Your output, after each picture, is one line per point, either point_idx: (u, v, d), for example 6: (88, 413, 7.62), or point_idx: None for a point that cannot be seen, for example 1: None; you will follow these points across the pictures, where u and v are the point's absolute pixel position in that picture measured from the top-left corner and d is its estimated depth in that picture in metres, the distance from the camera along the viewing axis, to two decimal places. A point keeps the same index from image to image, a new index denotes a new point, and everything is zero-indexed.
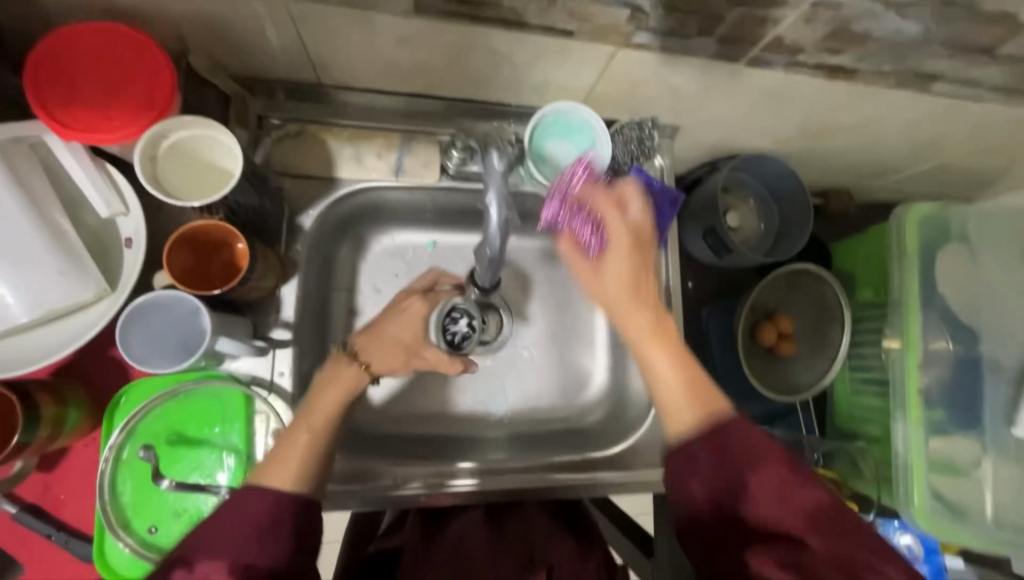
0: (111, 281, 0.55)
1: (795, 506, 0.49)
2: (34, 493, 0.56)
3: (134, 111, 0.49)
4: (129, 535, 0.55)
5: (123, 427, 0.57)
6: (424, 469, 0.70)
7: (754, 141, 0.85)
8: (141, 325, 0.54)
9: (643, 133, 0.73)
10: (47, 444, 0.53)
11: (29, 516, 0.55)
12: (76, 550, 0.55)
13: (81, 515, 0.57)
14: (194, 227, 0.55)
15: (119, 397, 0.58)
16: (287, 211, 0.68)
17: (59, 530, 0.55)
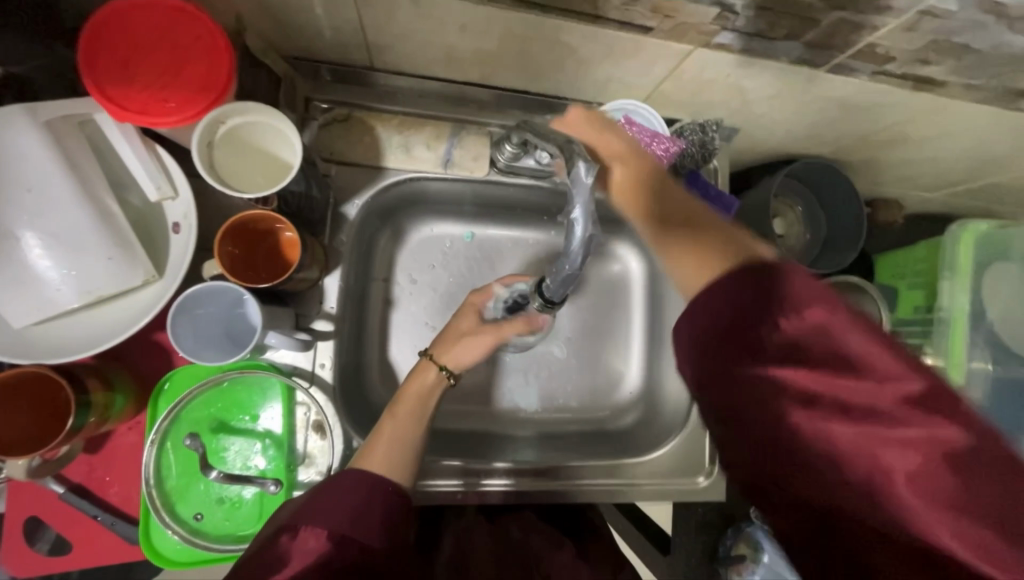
0: (158, 266, 0.54)
1: (834, 339, 0.35)
2: (81, 474, 0.56)
3: (189, 95, 0.46)
4: (174, 521, 0.55)
5: (168, 413, 0.56)
6: (458, 466, 0.69)
7: (812, 148, 0.81)
8: (192, 314, 0.53)
9: (705, 135, 0.70)
10: (96, 428, 0.53)
11: (75, 496, 0.55)
12: (122, 532, 0.56)
13: (125, 498, 0.57)
14: (246, 215, 0.54)
15: (163, 383, 0.57)
16: (332, 199, 0.66)
17: (105, 512, 0.56)
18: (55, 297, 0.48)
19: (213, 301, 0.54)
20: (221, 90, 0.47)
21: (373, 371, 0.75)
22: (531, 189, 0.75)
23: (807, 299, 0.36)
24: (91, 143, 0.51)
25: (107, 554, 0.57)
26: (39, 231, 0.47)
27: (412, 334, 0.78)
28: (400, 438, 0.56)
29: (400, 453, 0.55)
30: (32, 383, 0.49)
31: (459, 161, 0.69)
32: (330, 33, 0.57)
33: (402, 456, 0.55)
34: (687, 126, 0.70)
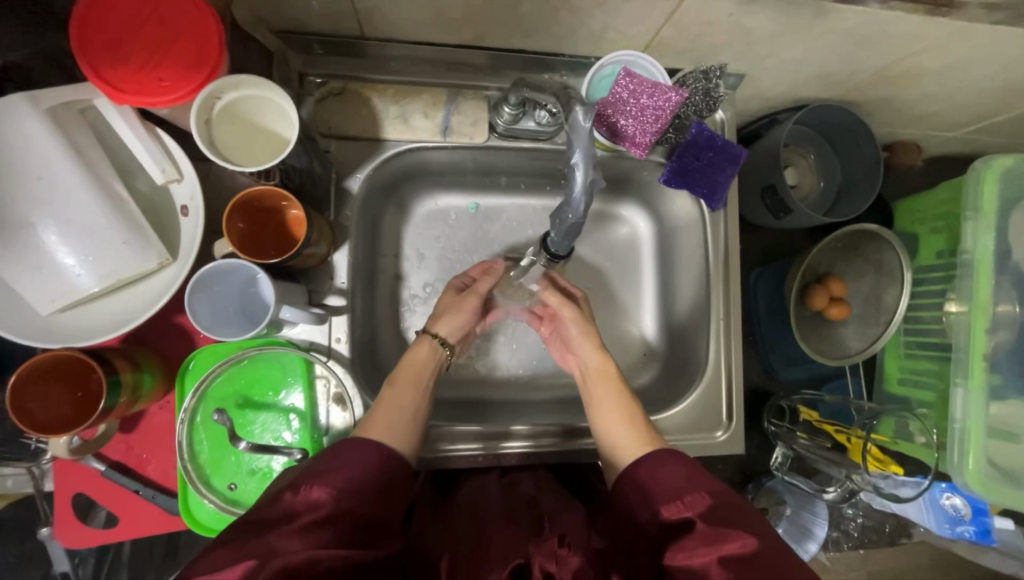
0: (171, 250, 0.55)
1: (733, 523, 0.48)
2: (119, 453, 0.59)
3: (183, 72, 0.47)
4: (210, 492, 0.58)
5: (195, 391, 0.59)
6: (477, 430, 0.70)
7: (823, 91, 0.78)
8: (209, 294, 0.55)
9: (709, 83, 0.68)
10: (128, 408, 0.55)
11: (116, 473, 0.58)
12: (162, 504, 0.59)
13: (162, 473, 0.60)
14: (251, 192, 0.54)
15: (187, 362, 0.60)
16: (335, 175, 0.66)
17: (145, 487, 0.59)
18: (78, 284, 0.50)
19: (231, 280, 0.56)
20: (212, 66, 0.47)
21: (388, 345, 0.76)
22: (531, 153, 0.74)
23: (699, 486, 0.52)
24: (96, 132, 0.52)
25: (151, 525, 0.60)
26: (56, 220, 0.49)
27: (424, 306, 0.79)
28: (399, 409, 0.58)
29: (399, 421, 0.57)
30: (65, 369, 0.52)
31: (458, 129, 0.68)
32: (318, 4, 0.56)
33: (401, 423, 0.57)
34: (689, 74, 0.68)
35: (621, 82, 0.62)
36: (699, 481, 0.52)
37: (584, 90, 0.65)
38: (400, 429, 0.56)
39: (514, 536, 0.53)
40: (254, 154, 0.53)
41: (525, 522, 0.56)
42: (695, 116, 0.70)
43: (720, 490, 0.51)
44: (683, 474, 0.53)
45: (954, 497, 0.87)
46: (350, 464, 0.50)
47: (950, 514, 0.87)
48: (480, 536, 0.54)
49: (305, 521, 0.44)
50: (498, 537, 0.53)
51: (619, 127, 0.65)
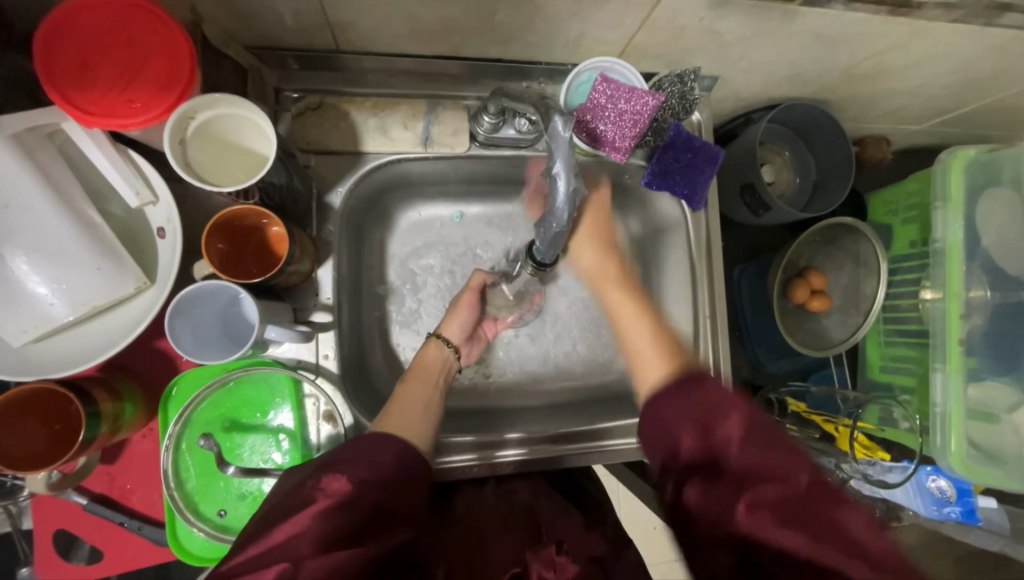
0: (149, 273, 0.54)
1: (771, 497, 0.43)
2: (101, 485, 0.57)
3: (153, 93, 0.46)
4: (199, 520, 0.57)
5: (179, 417, 0.57)
6: (473, 439, 0.70)
7: (794, 90, 0.80)
8: (189, 318, 0.53)
9: (685, 86, 0.68)
10: (109, 438, 0.54)
11: (100, 506, 0.56)
12: (149, 535, 0.57)
13: (148, 503, 0.58)
14: (230, 212, 0.53)
15: (170, 388, 0.58)
16: (315, 190, 0.66)
17: (130, 518, 0.57)
18: (52, 313, 0.49)
19: (213, 302, 0.55)
20: (185, 87, 0.46)
21: (377, 359, 0.75)
22: (513, 161, 0.74)
23: (727, 415, 0.47)
24: (65, 156, 0.50)
25: (139, 558, 0.58)
26: (24, 248, 0.47)
27: (412, 318, 0.78)
28: (415, 405, 0.61)
29: (417, 414, 0.61)
30: (40, 400, 0.50)
31: (439, 139, 0.68)
32: (292, 19, 0.55)
33: (419, 414, 0.61)
34: (665, 77, 0.69)
35: (598, 87, 0.63)
36: (753, 423, 0.47)
37: (562, 98, 0.65)
38: (410, 426, 0.59)
39: (509, 550, 0.55)
40: (233, 173, 0.52)
41: (520, 531, 0.57)
42: (672, 118, 0.71)
43: (772, 439, 0.46)
44: (747, 426, 0.46)
45: (939, 480, 0.89)
46: (368, 457, 0.51)
47: (936, 496, 0.89)
48: (473, 554, 0.55)
49: (322, 509, 0.45)
50: (496, 542, 0.56)
51: (599, 132, 0.66)
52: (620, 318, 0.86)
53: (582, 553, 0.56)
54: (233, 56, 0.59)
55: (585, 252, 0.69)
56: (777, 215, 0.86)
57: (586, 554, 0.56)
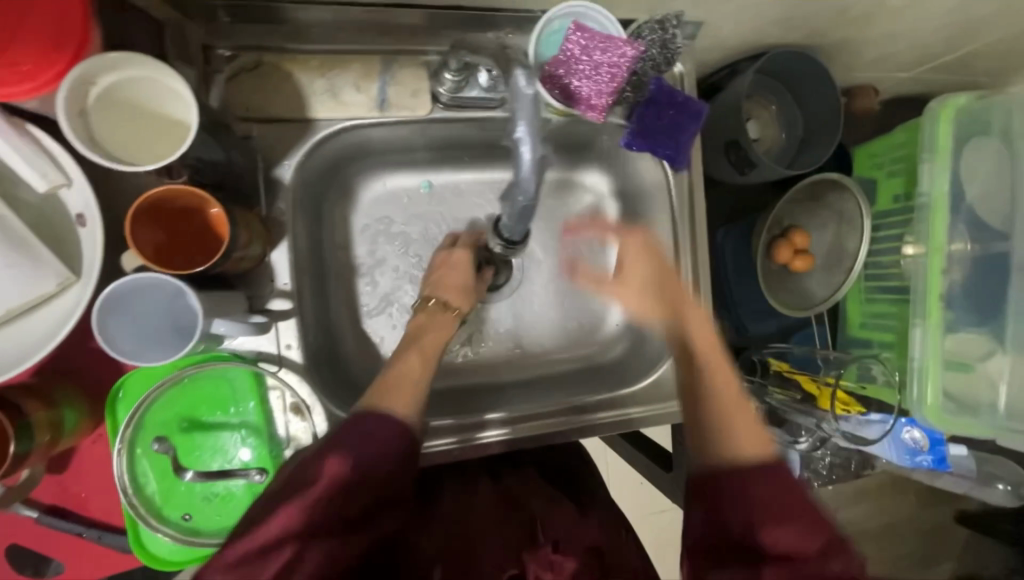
0: (73, 266, 0.48)
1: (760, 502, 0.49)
2: (53, 495, 0.55)
3: (38, 55, 0.38)
4: (163, 525, 0.54)
5: (128, 420, 0.53)
6: (453, 423, 0.67)
7: (782, 36, 0.75)
8: (122, 315, 0.47)
9: (665, 34, 0.63)
10: (52, 448, 0.51)
11: (53, 517, 0.54)
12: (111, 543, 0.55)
13: (107, 511, 0.55)
14: (159, 193, 0.47)
15: (115, 391, 0.54)
16: (260, 164, 0.59)
17: (89, 527, 0.55)
18: None
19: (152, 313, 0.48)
20: (77, 45, 0.39)
21: (348, 345, 0.71)
22: (484, 124, 0.68)
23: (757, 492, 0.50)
24: None
25: (104, 566, 0.57)
26: None
27: (382, 299, 0.73)
28: (413, 376, 0.55)
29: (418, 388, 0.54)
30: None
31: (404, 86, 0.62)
32: None
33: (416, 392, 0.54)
34: (644, 24, 0.63)
35: (572, 37, 0.57)
36: (761, 480, 0.50)
37: (532, 51, 0.58)
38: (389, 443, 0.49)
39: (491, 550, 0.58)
40: (150, 149, 0.45)
41: (514, 531, 0.60)
42: (655, 71, 0.66)
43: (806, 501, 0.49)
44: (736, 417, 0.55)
45: (914, 430, 0.91)
46: (368, 438, 0.48)
47: (910, 446, 0.91)
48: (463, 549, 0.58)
49: (314, 499, 0.45)
50: (490, 545, 0.58)
51: (573, 89, 0.60)
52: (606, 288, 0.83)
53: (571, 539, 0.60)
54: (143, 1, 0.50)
55: (640, 267, 0.66)
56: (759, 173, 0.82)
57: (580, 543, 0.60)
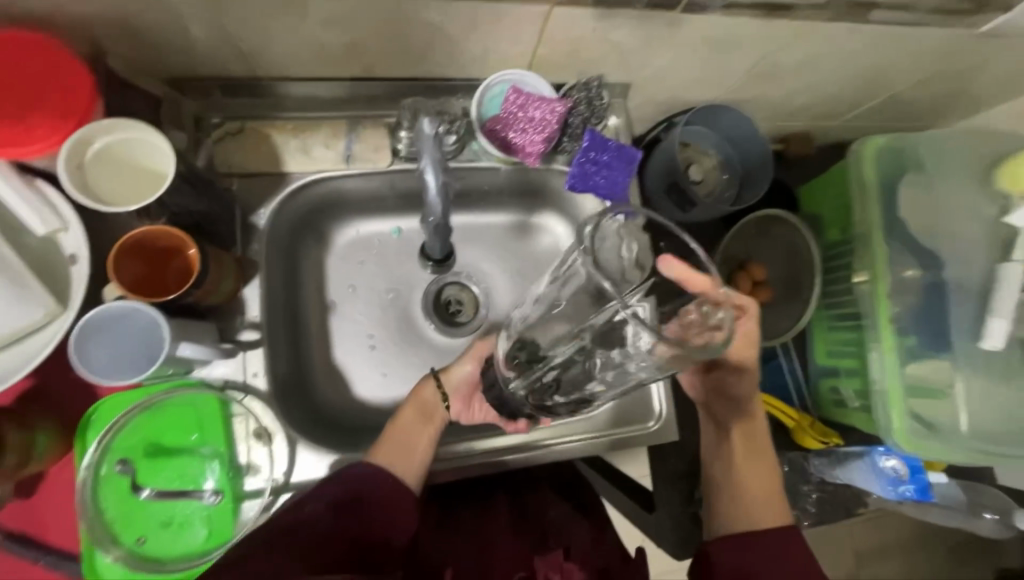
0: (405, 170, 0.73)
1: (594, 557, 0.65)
2: (15, 522, 0.55)
3: (69, 100, 0.48)
4: (116, 548, 0.55)
5: (97, 443, 0.56)
6: (521, 455, 0.70)
7: (939, 287, 0.82)
8: (100, 338, 0.53)
9: (591, 94, 0.71)
10: (202, 299, 0.58)
11: (12, 544, 0.54)
12: (64, 571, 0.55)
13: (66, 538, 0.56)
14: (139, 236, 0.54)
15: (90, 414, 0.57)
16: (529, 179, 0.80)
17: (46, 556, 0.55)
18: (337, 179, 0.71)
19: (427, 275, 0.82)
20: (83, 114, 0.48)
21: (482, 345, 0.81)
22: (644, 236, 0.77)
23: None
24: (353, 133, 0.70)
25: None
26: (341, 162, 0.70)
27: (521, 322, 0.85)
28: (417, 446, 0.61)
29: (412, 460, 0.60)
30: (201, 231, 0.60)
31: (602, 151, 0.72)
32: (564, 57, 0.68)
33: (411, 457, 0.61)
34: (574, 86, 0.72)
35: (523, 102, 0.67)
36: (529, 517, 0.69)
37: (500, 89, 0.69)
38: (406, 457, 0.60)
39: (521, 551, 0.62)
40: (123, 188, 0.52)
41: (530, 539, 0.65)
42: (585, 125, 0.73)
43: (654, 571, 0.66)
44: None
45: (891, 459, 0.90)
46: (356, 488, 0.56)
47: (903, 488, 0.89)
48: (483, 549, 0.62)
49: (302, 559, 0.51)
50: (573, 532, 0.68)
51: (509, 141, 0.69)
52: (655, 418, 0.73)
53: (586, 563, 0.64)
54: (521, 19, 0.59)
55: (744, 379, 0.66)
56: (885, 375, 0.82)
57: (593, 565, 0.64)
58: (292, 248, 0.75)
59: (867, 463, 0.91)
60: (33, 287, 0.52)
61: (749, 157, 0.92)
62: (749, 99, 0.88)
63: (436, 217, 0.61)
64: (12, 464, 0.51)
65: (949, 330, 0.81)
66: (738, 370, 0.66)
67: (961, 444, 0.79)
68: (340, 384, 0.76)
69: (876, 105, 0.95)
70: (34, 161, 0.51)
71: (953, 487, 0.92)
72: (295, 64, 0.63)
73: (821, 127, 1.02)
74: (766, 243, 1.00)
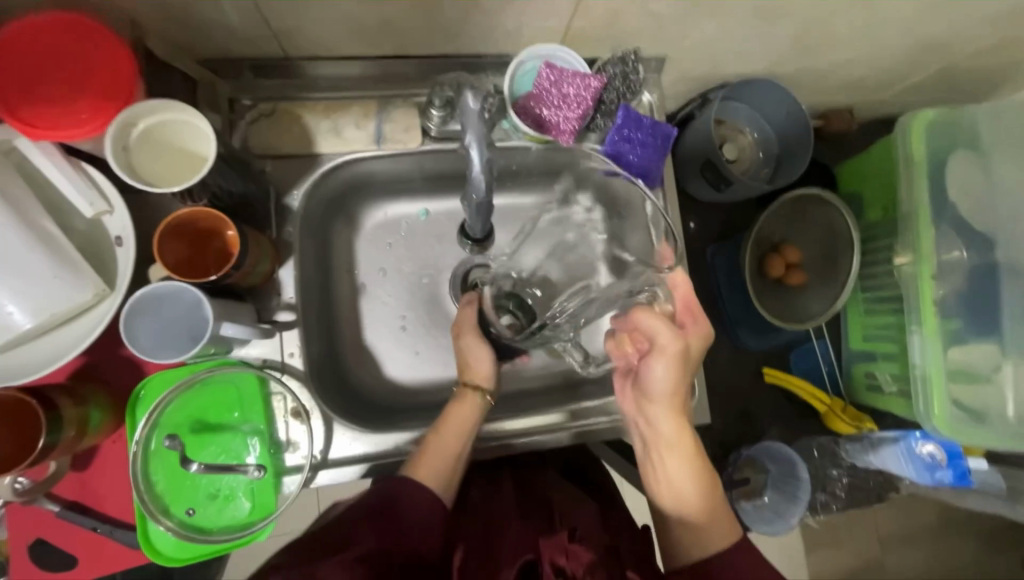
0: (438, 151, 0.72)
1: (602, 535, 0.59)
2: (73, 492, 0.58)
3: (113, 81, 0.48)
4: (166, 518, 0.58)
5: (146, 419, 0.58)
6: (550, 438, 0.70)
7: (989, 270, 0.79)
8: (147, 316, 0.54)
9: (626, 69, 0.69)
10: (242, 279, 0.59)
11: (72, 512, 0.57)
12: (120, 539, 0.58)
13: (120, 508, 0.59)
14: (182, 216, 0.54)
15: (139, 390, 0.59)
16: (560, 159, 0.79)
17: (103, 524, 0.58)
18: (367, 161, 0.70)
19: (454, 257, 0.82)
20: (126, 95, 0.49)
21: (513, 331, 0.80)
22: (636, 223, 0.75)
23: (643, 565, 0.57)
24: (384, 113, 0.69)
25: (113, 562, 0.59)
26: (372, 144, 0.69)
27: None
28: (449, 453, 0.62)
29: (440, 469, 0.60)
30: (239, 212, 0.60)
31: (636, 128, 0.70)
32: (601, 30, 0.65)
33: (445, 468, 0.61)
34: (608, 60, 0.69)
35: (557, 77, 0.65)
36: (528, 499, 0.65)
37: (533, 64, 0.67)
38: (444, 473, 0.60)
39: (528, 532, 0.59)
40: (168, 170, 0.53)
41: (539, 520, 0.62)
42: (619, 102, 0.71)
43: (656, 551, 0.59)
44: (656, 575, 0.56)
45: (928, 444, 0.86)
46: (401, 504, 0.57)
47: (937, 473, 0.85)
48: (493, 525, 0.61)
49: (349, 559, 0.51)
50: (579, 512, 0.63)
51: (543, 118, 0.68)
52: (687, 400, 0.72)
53: (594, 541, 0.58)
54: None
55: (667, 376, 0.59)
56: (927, 359, 0.79)
57: (600, 543, 0.57)
58: (323, 231, 0.75)
59: (902, 448, 0.87)
60: (83, 268, 0.53)
61: (787, 134, 0.88)
62: (791, 72, 0.84)
63: (478, 194, 0.60)
64: (69, 437, 0.53)
65: (997, 314, 0.78)
66: (659, 355, 0.58)
67: (1004, 430, 0.77)
68: (371, 365, 0.77)
69: (925, 77, 0.90)
70: (79, 144, 0.52)
71: (992, 474, 0.90)
72: (327, 42, 0.62)
73: (863, 102, 0.97)
74: (799, 224, 0.98)
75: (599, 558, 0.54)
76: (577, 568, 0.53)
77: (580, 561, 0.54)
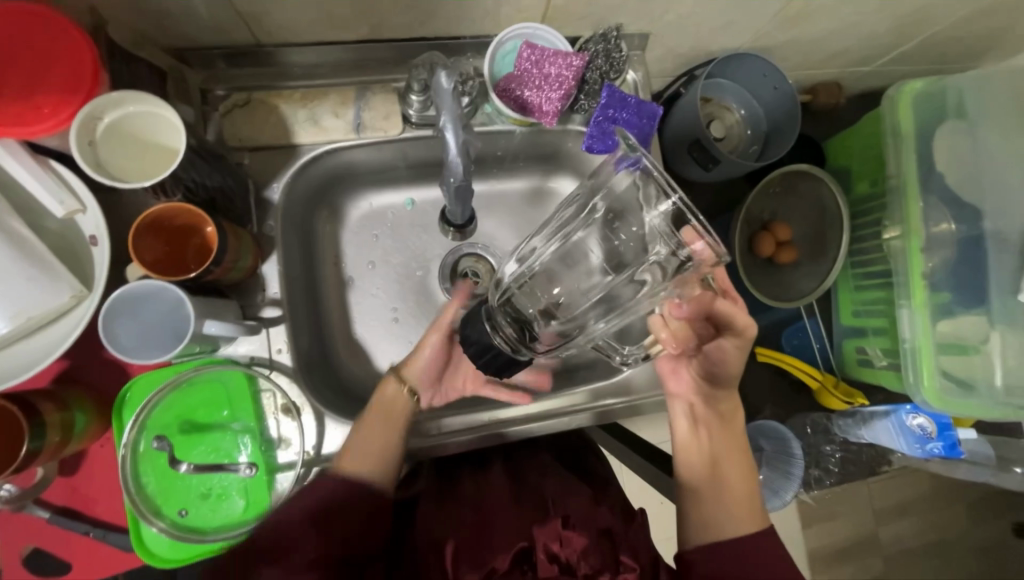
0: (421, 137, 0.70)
1: (594, 522, 0.60)
2: (63, 497, 0.58)
3: (73, 74, 0.46)
4: (159, 519, 0.57)
5: (133, 421, 0.57)
6: (543, 425, 0.70)
7: (977, 241, 0.79)
8: (125, 317, 0.53)
9: (609, 47, 0.67)
10: (223, 275, 0.58)
11: (63, 518, 0.57)
12: (114, 542, 0.57)
13: (112, 511, 0.58)
14: (155, 213, 0.53)
15: (124, 393, 0.58)
16: (546, 143, 0.77)
17: (95, 527, 0.58)
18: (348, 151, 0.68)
19: (443, 246, 0.81)
20: (89, 88, 0.47)
21: None
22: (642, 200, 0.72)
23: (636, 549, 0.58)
24: (362, 100, 0.68)
25: (108, 565, 0.58)
26: (351, 132, 0.67)
27: None
28: (374, 450, 0.59)
29: (380, 449, 0.59)
30: (216, 207, 0.59)
31: (621, 108, 0.69)
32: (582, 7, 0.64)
33: (377, 453, 0.59)
34: (590, 38, 0.68)
35: (539, 58, 0.64)
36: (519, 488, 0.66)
37: (514, 45, 0.66)
38: (373, 460, 0.59)
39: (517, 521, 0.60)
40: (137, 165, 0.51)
41: (530, 508, 0.62)
42: (603, 81, 0.70)
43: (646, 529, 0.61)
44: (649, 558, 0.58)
45: (918, 416, 0.86)
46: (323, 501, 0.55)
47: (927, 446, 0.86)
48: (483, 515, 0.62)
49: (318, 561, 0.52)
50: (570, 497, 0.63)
51: (526, 100, 0.66)
52: None
53: (586, 527, 0.59)
54: None
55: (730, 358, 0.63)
56: (916, 332, 0.80)
57: (595, 526, 0.59)
58: (306, 224, 0.74)
59: (893, 421, 0.89)
60: (57, 270, 0.52)
61: (775, 110, 0.87)
62: (777, 46, 0.82)
63: (458, 179, 0.59)
64: (54, 442, 0.53)
65: (984, 284, 0.79)
66: (730, 337, 0.61)
67: (993, 399, 0.78)
68: (362, 359, 0.76)
69: (913, 47, 0.88)
70: (44, 141, 0.50)
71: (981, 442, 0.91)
72: (297, 27, 0.60)
73: (851, 74, 0.96)
74: (790, 201, 0.97)
75: (592, 543, 0.57)
76: (571, 554, 0.56)
77: (574, 547, 0.56)
